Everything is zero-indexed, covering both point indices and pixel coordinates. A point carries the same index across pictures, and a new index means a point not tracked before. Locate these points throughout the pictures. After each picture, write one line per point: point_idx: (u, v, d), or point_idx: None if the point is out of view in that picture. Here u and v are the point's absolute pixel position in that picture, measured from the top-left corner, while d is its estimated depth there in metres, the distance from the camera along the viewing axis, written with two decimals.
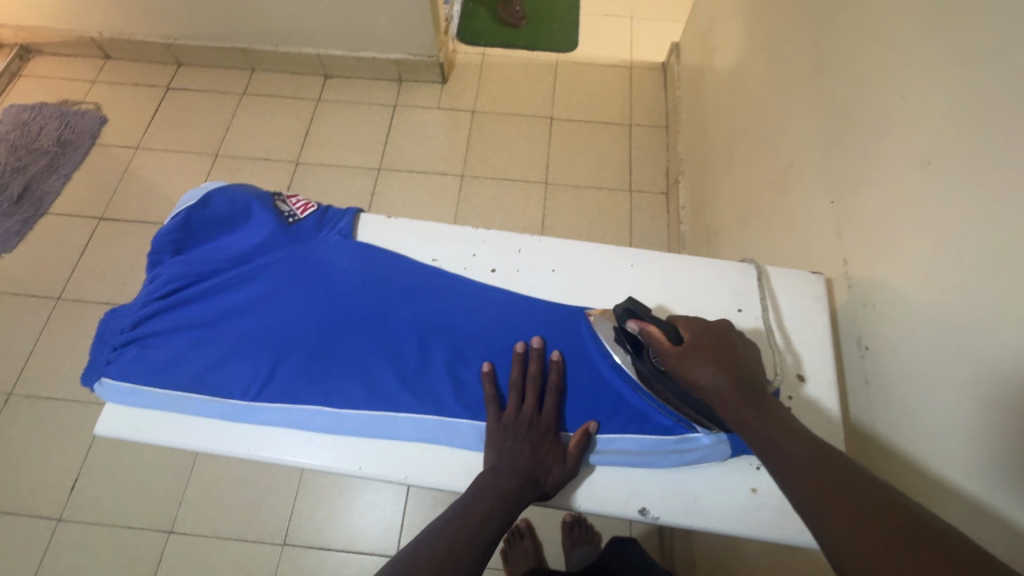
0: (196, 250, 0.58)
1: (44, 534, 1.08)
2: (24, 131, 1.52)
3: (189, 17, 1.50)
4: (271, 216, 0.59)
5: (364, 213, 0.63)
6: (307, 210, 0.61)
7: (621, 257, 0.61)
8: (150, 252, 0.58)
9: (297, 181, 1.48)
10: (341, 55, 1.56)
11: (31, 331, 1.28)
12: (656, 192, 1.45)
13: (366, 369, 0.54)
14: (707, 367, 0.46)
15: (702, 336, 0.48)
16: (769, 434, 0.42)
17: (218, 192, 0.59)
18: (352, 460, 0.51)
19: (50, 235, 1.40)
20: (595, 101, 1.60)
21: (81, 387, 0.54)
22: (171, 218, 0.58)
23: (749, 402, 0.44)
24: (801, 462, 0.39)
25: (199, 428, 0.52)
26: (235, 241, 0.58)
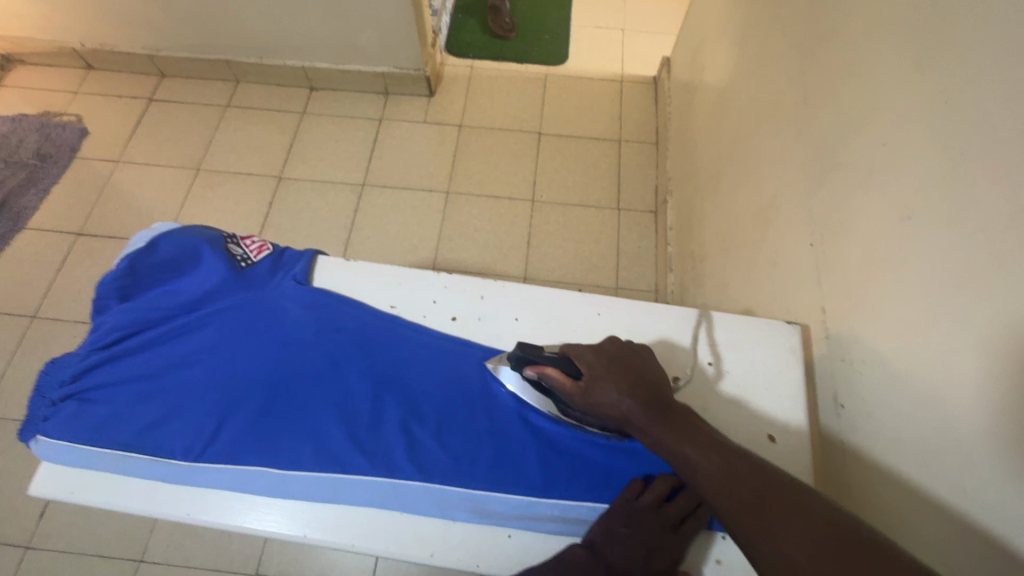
0: (143, 296, 0.56)
1: (11, 562, 1.06)
2: (4, 144, 1.49)
3: (171, 28, 1.48)
4: (221, 260, 0.56)
5: (322, 256, 0.61)
6: (262, 253, 0.59)
7: (587, 306, 0.60)
8: (95, 298, 0.56)
9: (279, 196, 1.45)
10: (327, 67, 1.54)
11: (4, 351, 1.25)
12: (644, 211, 1.43)
13: (317, 425, 0.52)
14: (610, 392, 0.49)
15: (597, 363, 0.51)
16: (679, 446, 0.46)
17: (167, 236, 0.57)
18: (298, 525, 0.49)
19: (27, 251, 1.37)
20: (584, 116, 1.57)
21: (18, 442, 0.52)
22: (117, 263, 0.56)
23: (657, 416, 0.47)
24: (712, 477, 0.43)
25: (140, 489, 0.50)
26: (183, 286, 0.56)
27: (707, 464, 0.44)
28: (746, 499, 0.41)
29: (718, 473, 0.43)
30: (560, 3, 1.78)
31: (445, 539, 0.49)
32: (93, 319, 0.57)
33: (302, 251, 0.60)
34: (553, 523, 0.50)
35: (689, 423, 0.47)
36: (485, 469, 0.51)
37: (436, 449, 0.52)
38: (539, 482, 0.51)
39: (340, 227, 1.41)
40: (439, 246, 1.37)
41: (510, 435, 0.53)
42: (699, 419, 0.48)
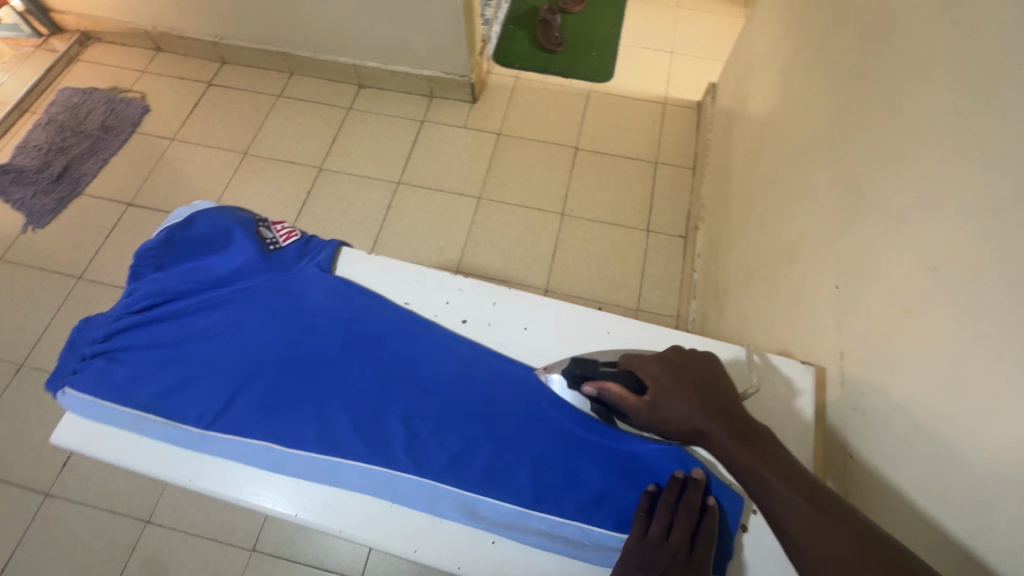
0: (176, 267, 0.59)
1: (31, 505, 1.12)
2: (73, 114, 1.60)
3: (235, 18, 1.55)
4: (251, 241, 0.58)
5: (346, 248, 0.63)
6: (290, 238, 0.61)
7: (598, 323, 0.60)
8: (132, 265, 0.59)
9: (317, 186, 1.50)
10: (376, 67, 1.59)
11: (50, 307, 1.33)
12: (674, 235, 1.42)
13: (324, 408, 0.54)
14: (676, 404, 0.47)
15: (662, 376, 0.49)
16: (760, 471, 0.42)
17: (204, 213, 0.59)
18: (291, 504, 0.50)
19: (81, 216, 1.46)
20: (623, 135, 1.57)
21: (46, 391, 0.55)
22: (155, 234, 0.59)
23: (731, 433, 0.45)
24: (790, 503, 0.40)
25: (150, 448, 0.52)
26: (215, 262, 0.59)
27: (795, 500, 0.40)
28: (820, 527, 0.38)
29: (794, 501, 0.40)
30: (610, 21, 1.80)
31: (430, 537, 0.50)
32: (129, 284, 0.60)
33: (328, 240, 0.63)
34: (537, 536, 0.50)
35: (779, 453, 0.43)
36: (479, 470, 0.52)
37: (433, 446, 0.53)
38: (529, 493, 0.51)
39: (371, 222, 1.44)
40: (465, 250, 1.39)
41: (505, 441, 0.54)
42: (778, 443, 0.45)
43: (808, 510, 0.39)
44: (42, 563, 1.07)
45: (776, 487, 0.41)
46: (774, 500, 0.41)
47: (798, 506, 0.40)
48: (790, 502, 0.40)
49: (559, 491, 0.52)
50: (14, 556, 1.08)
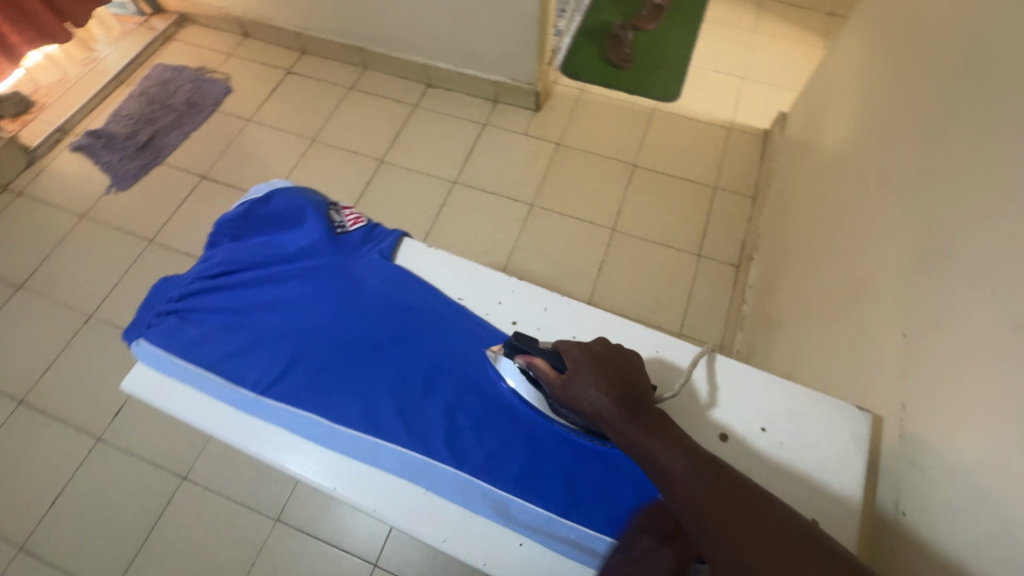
0: (250, 240, 0.62)
1: (83, 448, 1.20)
2: (164, 89, 1.71)
3: (320, 12, 1.63)
4: (322, 223, 0.61)
5: (408, 239, 0.65)
6: (357, 224, 0.64)
7: (650, 342, 0.62)
8: (212, 233, 0.63)
9: (377, 178, 1.55)
10: (447, 68, 1.63)
11: (122, 265, 1.42)
12: (726, 263, 1.38)
13: (370, 390, 0.55)
14: (589, 388, 0.50)
15: (581, 359, 0.52)
16: (653, 454, 0.45)
17: (281, 192, 0.62)
18: (330, 479, 0.52)
19: (159, 183, 1.56)
20: (683, 157, 1.55)
21: (122, 340, 0.60)
22: (236, 207, 0.62)
23: (633, 419, 0.47)
24: (675, 475, 0.43)
25: (210, 408, 0.55)
26: (284, 238, 0.62)
27: (686, 477, 0.43)
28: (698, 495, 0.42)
29: (678, 473, 0.43)
30: (683, 42, 1.78)
31: (458, 529, 0.51)
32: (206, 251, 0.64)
33: (392, 229, 0.65)
34: (564, 545, 0.50)
35: (668, 429, 0.47)
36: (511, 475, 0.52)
37: (472, 442, 0.54)
38: (561, 502, 0.51)
39: (424, 217, 1.48)
40: (511, 254, 1.40)
41: (537, 450, 0.54)
42: (672, 423, 0.48)
43: (687, 477, 0.43)
44: (87, 503, 1.14)
45: (663, 460, 0.44)
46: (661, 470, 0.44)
47: (678, 474, 0.43)
48: (673, 471, 0.44)
49: (591, 504, 0.51)
50: (64, 492, 1.15)
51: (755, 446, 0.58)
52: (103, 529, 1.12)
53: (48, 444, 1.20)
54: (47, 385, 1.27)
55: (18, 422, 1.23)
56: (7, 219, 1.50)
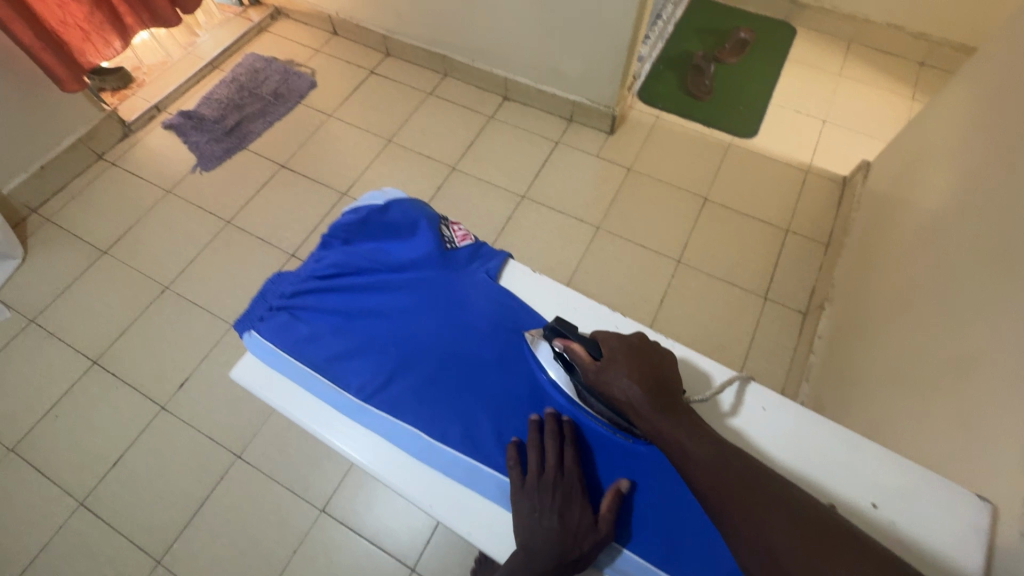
0: (361, 246, 0.64)
1: (147, 414, 1.25)
2: (254, 77, 1.79)
3: (410, 18, 1.68)
4: (434, 239, 0.63)
5: (513, 260, 0.67)
6: (465, 241, 0.65)
7: (757, 398, 0.68)
8: (325, 233, 0.65)
9: (447, 184, 1.57)
10: (526, 83, 1.65)
11: (199, 242, 1.49)
12: (793, 309, 1.35)
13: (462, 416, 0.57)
14: (623, 378, 0.53)
15: (617, 349, 0.55)
16: (679, 442, 0.50)
17: (398, 201, 0.63)
18: (429, 495, 0.55)
19: (241, 167, 1.62)
20: (756, 195, 1.52)
21: (235, 330, 0.63)
22: (352, 212, 0.64)
23: (661, 410, 0.52)
24: (701, 463, 0.48)
25: (316, 412, 0.58)
26: (396, 249, 0.64)
27: (708, 461, 0.48)
28: (725, 481, 0.47)
29: (706, 463, 0.48)
30: (764, 79, 1.76)
31: None
32: (317, 250, 0.66)
33: (497, 250, 0.67)
34: None
35: (691, 420, 0.52)
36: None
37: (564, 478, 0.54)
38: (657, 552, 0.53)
39: (490, 228, 1.49)
40: (574, 275, 1.40)
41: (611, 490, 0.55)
42: (692, 415, 0.54)
43: (712, 464, 0.48)
44: (146, 468, 1.19)
45: (688, 447, 0.49)
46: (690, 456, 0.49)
47: (706, 463, 0.48)
48: (700, 459, 0.49)
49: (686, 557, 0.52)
50: (125, 455, 1.20)
51: (866, 522, 0.60)
52: (158, 496, 1.16)
53: (116, 405, 1.26)
54: (120, 348, 1.33)
55: (91, 381, 1.29)
56: (100, 187, 1.58)
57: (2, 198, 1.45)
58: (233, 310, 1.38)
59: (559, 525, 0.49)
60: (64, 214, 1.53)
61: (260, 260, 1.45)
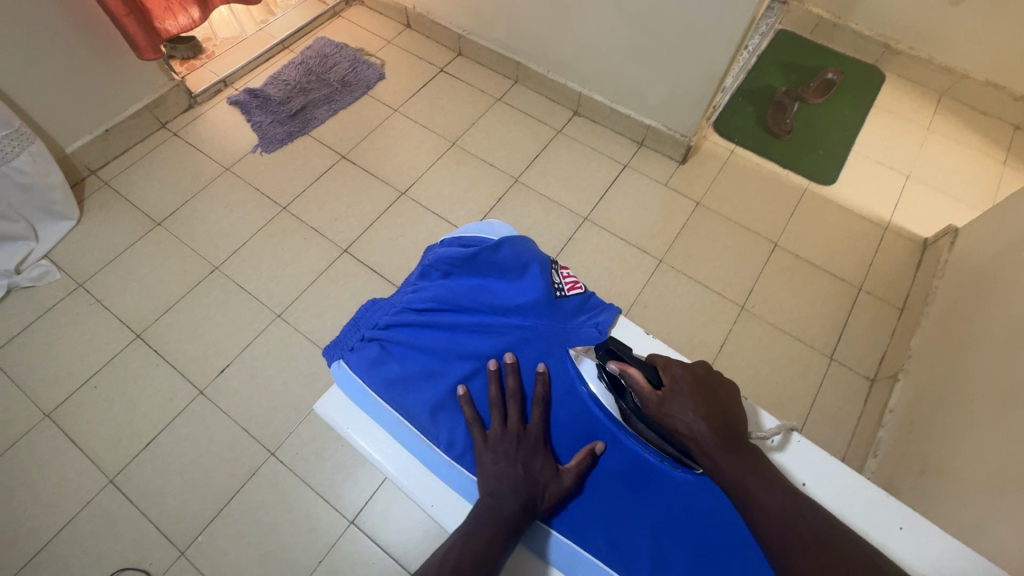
0: (463, 282, 0.70)
1: (185, 398, 1.23)
2: (323, 62, 1.76)
3: (491, 20, 1.63)
4: (543, 283, 0.69)
5: (622, 314, 0.74)
6: (574, 290, 0.71)
7: (893, 515, 0.64)
8: (430, 265, 0.71)
9: (509, 196, 1.53)
10: (601, 101, 1.60)
11: (253, 226, 1.46)
12: (860, 375, 1.27)
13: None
14: (685, 410, 0.60)
15: (682, 380, 0.62)
16: (743, 482, 0.56)
17: (510, 242, 0.69)
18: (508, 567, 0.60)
19: (301, 153, 1.60)
20: (830, 248, 1.45)
21: (324, 357, 0.70)
22: (461, 250, 0.70)
23: (725, 447, 0.58)
24: (770, 513, 0.53)
25: (392, 444, 0.66)
26: (496, 288, 0.70)
27: (778, 512, 0.53)
28: (792, 532, 0.51)
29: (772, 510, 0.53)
30: (848, 125, 1.68)
31: None
32: (417, 281, 0.72)
33: (606, 303, 0.73)
34: None
35: (752, 463, 0.58)
36: (598, 533, 0.61)
37: (625, 537, 0.61)
38: None
39: (549, 248, 1.44)
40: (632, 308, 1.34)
41: (673, 556, 0.60)
42: (752, 453, 0.59)
43: (776, 513, 0.53)
44: (179, 453, 1.16)
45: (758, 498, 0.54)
46: (752, 503, 0.54)
47: (772, 514, 0.53)
48: (766, 505, 0.54)
49: None
50: (159, 436, 1.18)
51: None
52: (187, 483, 1.13)
53: (155, 384, 1.24)
54: (164, 325, 1.31)
55: (132, 354, 1.27)
56: (160, 156, 1.57)
57: (65, 157, 1.44)
58: (280, 300, 1.35)
59: (524, 474, 0.58)
60: (122, 179, 1.52)
61: (312, 252, 1.42)
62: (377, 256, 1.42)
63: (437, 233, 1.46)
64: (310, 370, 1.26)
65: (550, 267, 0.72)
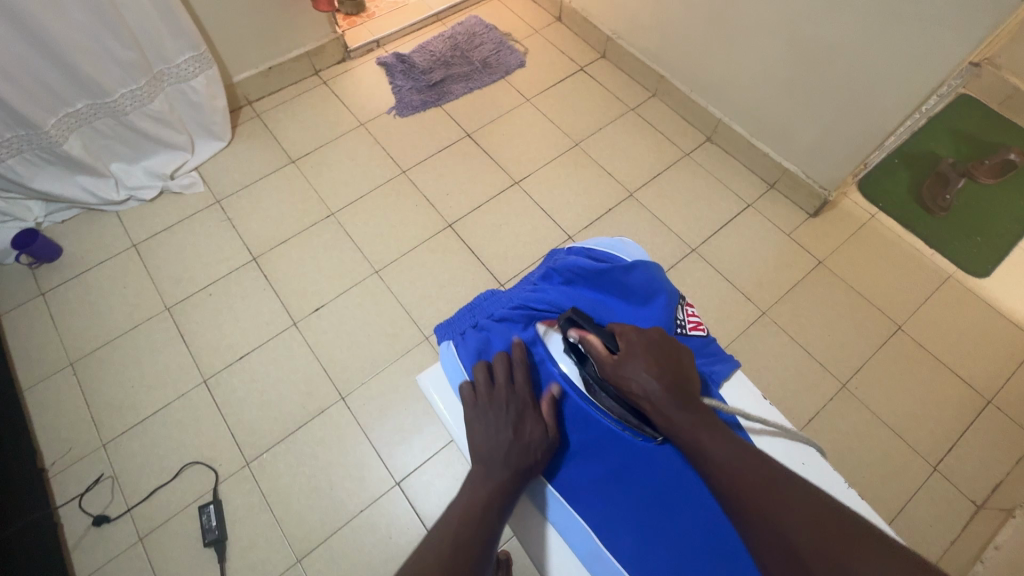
0: (582, 292, 0.72)
1: (280, 325, 1.32)
2: (470, 39, 1.80)
3: (646, 28, 1.60)
4: (669, 318, 0.67)
5: (741, 373, 0.72)
6: (695, 331, 0.70)
7: None
8: (555, 270, 0.74)
9: (620, 209, 1.49)
10: (740, 132, 1.52)
11: (373, 182, 1.54)
12: (965, 496, 1.13)
13: (610, 481, 0.64)
14: (639, 370, 0.59)
15: (634, 343, 0.61)
16: (696, 437, 0.56)
17: (644, 267, 0.69)
18: None
19: (431, 123, 1.65)
20: (964, 347, 1.29)
21: (437, 330, 0.77)
22: (589, 261, 0.72)
23: (679, 404, 0.58)
24: (726, 463, 0.53)
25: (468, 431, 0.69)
26: (614, 307, 0.70)
27: (729, 461, 0.53)
28: (748, 482, 0.51)
29: (731, 462, 0.53)
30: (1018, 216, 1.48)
31: None
32: (538, 282, 0.76)
33: (725, 354, 0.71)
34: None
35: (710, 416, 0.58)
36: None
37: None
38: None
39: None
40: None
41: None
42: (709, 409, 0.60)
43: (729, 459, 0.53)
44: (264, 373, 1.26)
45: (713, 454, 0.54)
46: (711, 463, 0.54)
47: (728, 468, 0.53)
48: (722, 459, 0.53)
49: None
50: (251, 353, 1.29)
51: None
52: (264, 403, 1.23)
53: (259, 306, 1.35)
54: (278, 254, 1.42)
55: (246, 274, 1.39)
56: (307, 100, 1.69)
57: (232, 84, 1.59)
58: (381, 257, 1.42)
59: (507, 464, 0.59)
60: (271, 114, 1.66)
61: (419, 219, 1.48)
62: (478, 238, 1.45)
63: (540, 229, 1.46)
64: (393, 329, 1.32)
65: (677, 302, 0.70)
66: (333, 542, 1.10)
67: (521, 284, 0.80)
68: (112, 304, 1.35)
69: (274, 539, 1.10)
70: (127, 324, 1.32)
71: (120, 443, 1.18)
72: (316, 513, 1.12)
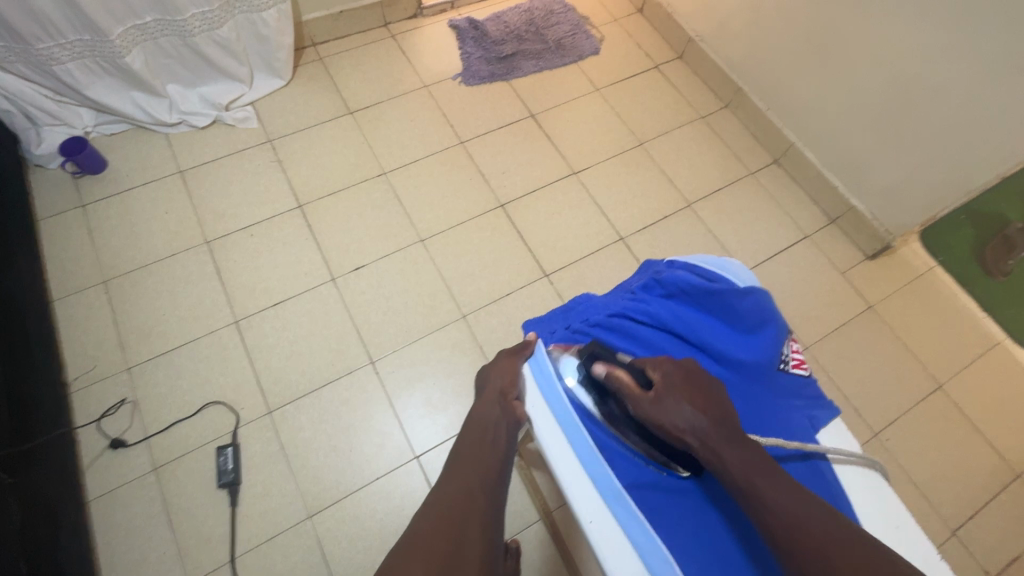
0: (686, 308, 0.69)
1: (318, 278, 1.30)
2: (548, 16, 1.74)
3: (733, 35, 1.54)
4: (774, 351, 0.69)
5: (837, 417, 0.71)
6: (797, 368, 0.71)
7: None
8: (659, 279, 0.70)
9: (676, 217, 1.46)
10: (812, 160, 1.47)
11: (429, 147, 1.50)
12: (979, 565, 1.12)
13: (695, 516, 0.61)
14: (680, 409, 0.59)
15: (668, 381, 0.61)
16: (747, 477, 0.54)
17: (755, 296, 0.69)
18: None
19: (496, 97, 1.61)
20: (1003, 417, 1.26)
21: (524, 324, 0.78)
22: (699, 277, 0.69)
23: (727, 440, 0.57)
24: (780, 511, 0.50)
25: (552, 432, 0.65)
26: (719, 330, 0.69)
27: (783, 507, 0.51)
28: (807, 536, 0.48)
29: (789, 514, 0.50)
30: None
31: None
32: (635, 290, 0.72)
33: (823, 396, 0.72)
34: None
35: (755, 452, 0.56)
36: None
37: None
38: None
39: None
40: None
41: None
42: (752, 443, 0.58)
43: (784, 504, 0.51)
44: (296, 323, 1.24)
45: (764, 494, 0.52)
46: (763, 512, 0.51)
47: (782, 512, 0.50)
48: (777, 502, 0.51)
49: None
50: (286, 302, 1.27)
51: None
52: (294, 354, 1.21)
53: (299, 255, 1.32)
54: (324, 205, 1.39)
55: (290, 221, 1.36)
56: (373, 52, 1.64)
57: (300, 23, 1.54)
58: (428, 225, 1.39)
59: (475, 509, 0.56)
60: (335, 60, 1.61)
61: (472, 194, 1.44)
62: (527, 223, 1.41)
63: (592, 225, 1.43)
64: (431, 301, 1.29)
65: (782, 336, 0.72)
66: (345, 505, 1.09)
67: (617, 292, 0.77)
68: (151, 227, 1.32)
69: (287, 491, 1.09)
70: (165, 251, 1.30)
71: (146, 369, 1.17)
72: (332, 473, 1.11)
